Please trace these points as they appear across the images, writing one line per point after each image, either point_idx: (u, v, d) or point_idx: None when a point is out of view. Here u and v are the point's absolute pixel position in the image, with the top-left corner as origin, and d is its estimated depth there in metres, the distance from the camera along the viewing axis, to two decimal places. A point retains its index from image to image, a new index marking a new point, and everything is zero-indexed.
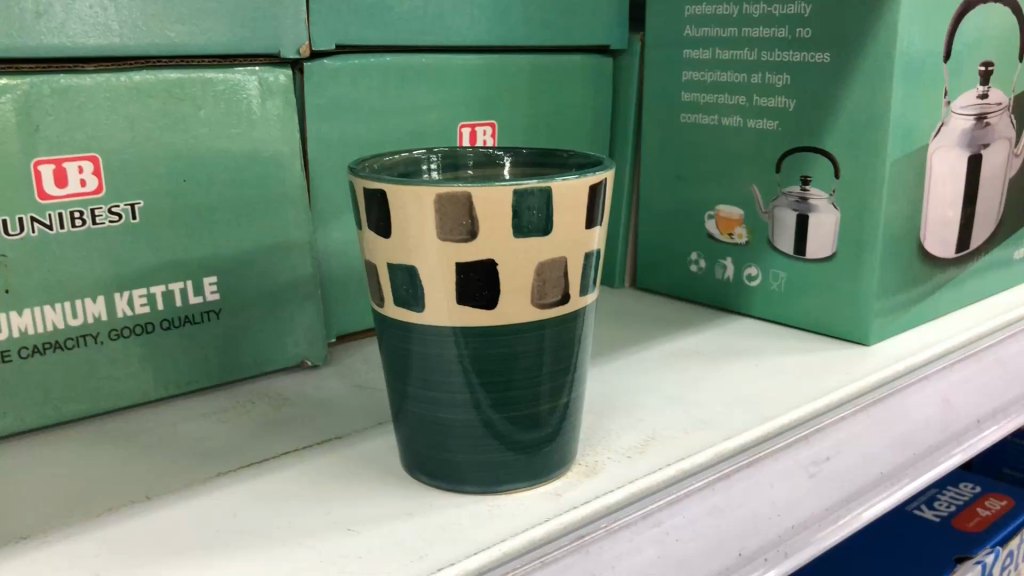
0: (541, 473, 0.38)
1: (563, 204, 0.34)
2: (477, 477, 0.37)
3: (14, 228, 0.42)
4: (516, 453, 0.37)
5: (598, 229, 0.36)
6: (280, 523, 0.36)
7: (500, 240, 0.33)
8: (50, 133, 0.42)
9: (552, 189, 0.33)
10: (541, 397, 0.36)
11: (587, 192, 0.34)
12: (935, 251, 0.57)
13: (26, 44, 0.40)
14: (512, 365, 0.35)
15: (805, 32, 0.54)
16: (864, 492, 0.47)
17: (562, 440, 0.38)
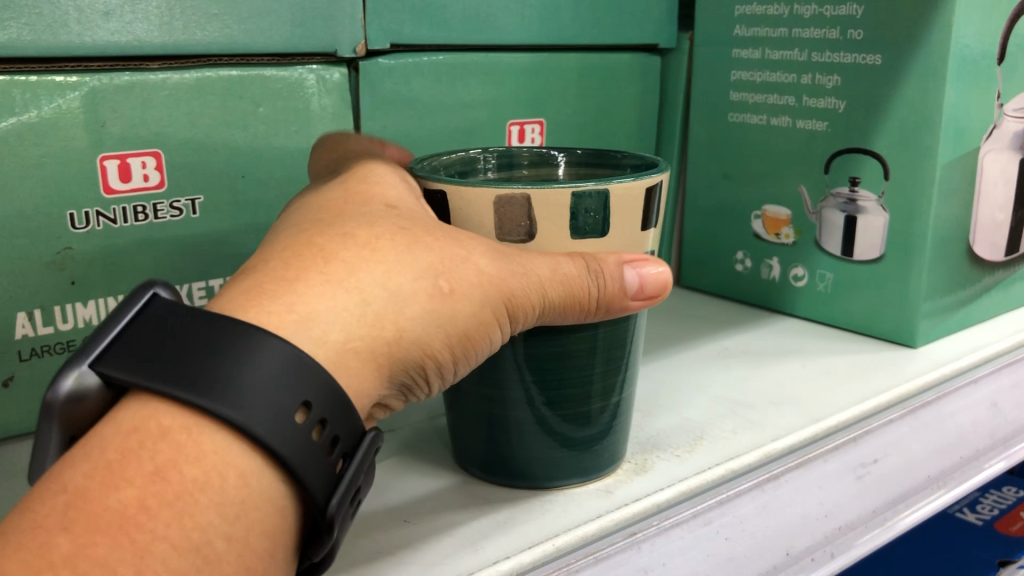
0: (591, 471, 0.39)
1: (621, 207, 0.34)
2: (526, 472, 0.38)
3: (80, 222, 0.43)
4: (564, 451, 0.37)
5: (652, 232, 0.36)
6: None
7: (557, 240, 0.34)
8: (115, 130, 0.43)
9: (610, 192, 0.34)
10: (591, 396, 0.37)
11: (644, 196, 0.35)
12: (983, 253, 0.57)
13: (94, 43, 0.41)
14: (566, 365, 0.36)
15: (857, 33, 0.54)
16: (912, 495, 0.47)
17: (612, 438, 0.39)
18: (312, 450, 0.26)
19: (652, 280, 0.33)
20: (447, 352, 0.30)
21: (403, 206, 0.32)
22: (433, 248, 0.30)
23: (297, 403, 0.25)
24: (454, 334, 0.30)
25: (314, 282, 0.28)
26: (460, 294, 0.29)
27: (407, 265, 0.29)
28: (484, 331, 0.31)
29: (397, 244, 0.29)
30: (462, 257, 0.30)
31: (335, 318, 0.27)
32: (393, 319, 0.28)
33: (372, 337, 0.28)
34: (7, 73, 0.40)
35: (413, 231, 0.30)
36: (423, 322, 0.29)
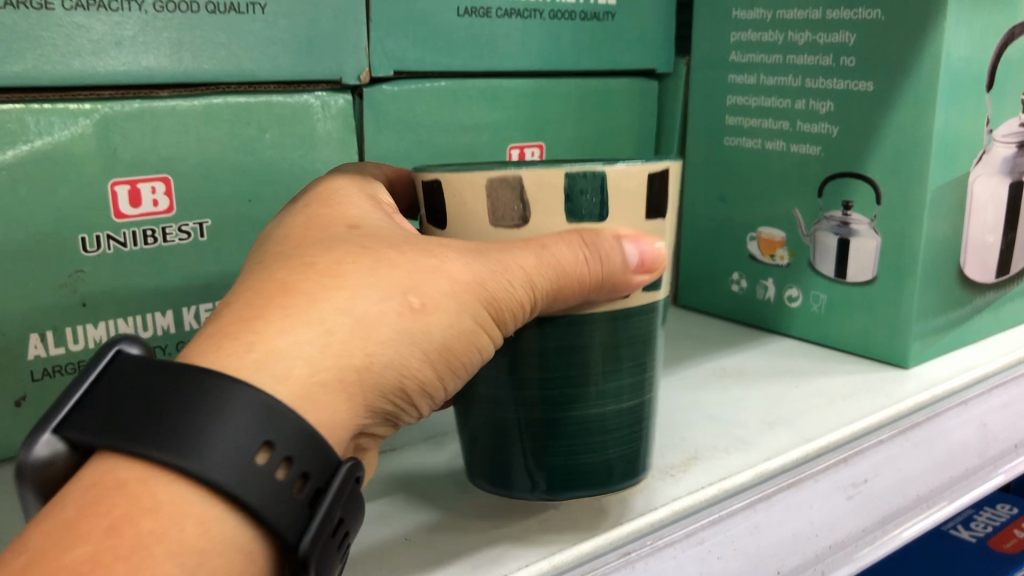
0: (605, 477, 0.38)
1: (619, 190, 0.33)
2: (536, 476, 0.38)
3: (91, 245, 0.45)
4: (574, 455, 0.37)
5: (662, 222, 0.35)
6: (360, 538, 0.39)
7: (555, 225, 0.33)
8: (126, 156, 0.44)
9: (606, 174, 0.32)
10: (599, 399, 0.36)
11: (646, 180, 0.33)
12: (973, 275, 0.58)
13: (106, 72, 0.43)
14: (573, 366, 0.35)
15: (849, 61, 0.56)
16: (901, 513, 0.48)
17: (626, 446, 0.38)
18: (275, 487, 0.26)
19: (646, 258, 0.33)
20: (427, 367, 0.31)
21: (368, 230, 0.33)
22: (399, 266, 0.31)
23: (252, 442, 0.26)
24: (433, 349, 0.31)
25: (276, 319, 0.29)
26: (432, 310, 0.30)
27: (371, 287, 0.30)
28: (464, 344, 0.32)
29: (358, 269, 0.30)
30: (432, 275, 0.31)
31: (298, 353, 0.28)
32: (361, 344, 0.29)
33: (341, 366, 0.29)
34: (21, 101, 0.41)
35: (376, 255, 0.31)
36: (392, 342, 0.30)
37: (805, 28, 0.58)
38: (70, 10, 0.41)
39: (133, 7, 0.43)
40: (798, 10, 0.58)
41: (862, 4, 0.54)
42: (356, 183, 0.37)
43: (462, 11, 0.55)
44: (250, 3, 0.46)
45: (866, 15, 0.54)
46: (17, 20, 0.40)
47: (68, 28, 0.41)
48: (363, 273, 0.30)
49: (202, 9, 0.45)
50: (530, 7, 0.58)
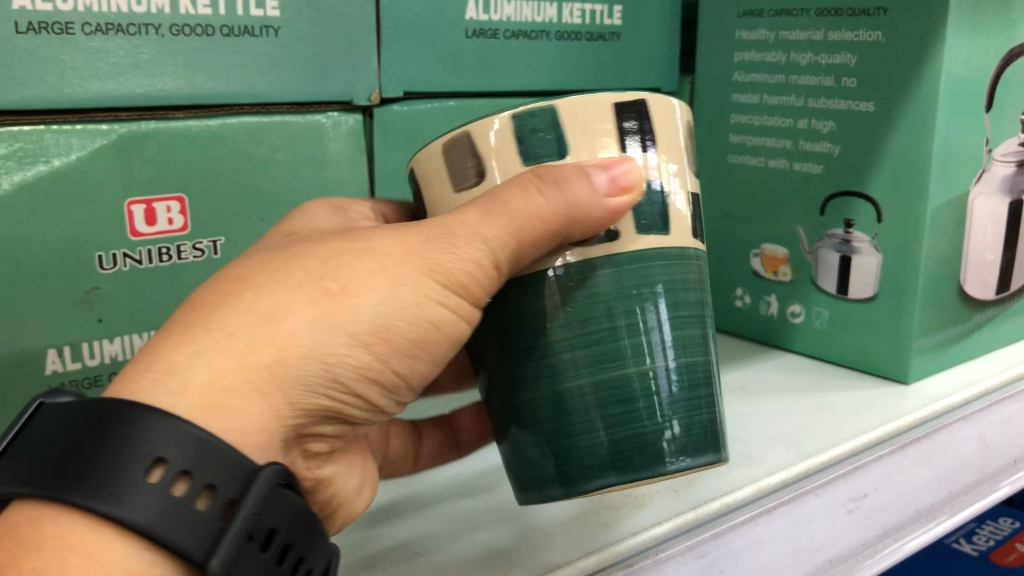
0: (656, 461, 0.33)
1: (577, 125, 0.32)
2: (572, 465, 0.34)
3: (108, 263, 0.45)
4: (610, 429, 0.33)
5: (651, 156, 0.33)
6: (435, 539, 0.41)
7: (513, 172, 0.33)
8: (142, 177, 0.46)
9: (555, 107, 0.32)
10: (619, 358, 0.33)
11: (610, 109, 0.33)
12: (973, 292, 0.59)
13: (123, 94, 0.44)
14: (586, 322, 0.32)
15: (850, 81, 0.57)
16: (900, 529, 0.48)
17: (667, 424, 0.33)
18: (175, 505, 0.26)
19: (615, 188, 0.32)
20: (365, 349, 0.31)
21: (289, 246, 0.33)
22: (321, 258, 0.31)
23: (141, 463, 0.26)
24: (367, 329, 0.30)
25: (181, 336, 0.29)
26: (352, 291, 0.30)
27: (281, 284, 0.30)
28: (406, 321, 0.31)
29: (265, 274, 0.31)
30: (353, 262, 0.31)
31: (200, 361, 0.28)
32: (274, 332, 0.29)
33: (250, 366, 0.29)
34: (41, 122, 0.42)
35: (290, 259, 0.32)
36: (314, 333, 0.30)
37: (808, 49, 0.59)
38: (90, 34, 0.42)
39: (150, 31, 0.44)
40: (800, 31, 0.59)
41: (864, 26, 0.55)
42: (326, 208, 0.40)
43: (470, 33, 0.56)
44: (264, 26, 0.47)
45: (867, 37, 0.55)
46: (38, 45, 0.41)
47: (87, 52, 0.42)
48: (283, 278, 0.31)
49: (217, 32, 0.46)
50: (537, 29, 0.59)
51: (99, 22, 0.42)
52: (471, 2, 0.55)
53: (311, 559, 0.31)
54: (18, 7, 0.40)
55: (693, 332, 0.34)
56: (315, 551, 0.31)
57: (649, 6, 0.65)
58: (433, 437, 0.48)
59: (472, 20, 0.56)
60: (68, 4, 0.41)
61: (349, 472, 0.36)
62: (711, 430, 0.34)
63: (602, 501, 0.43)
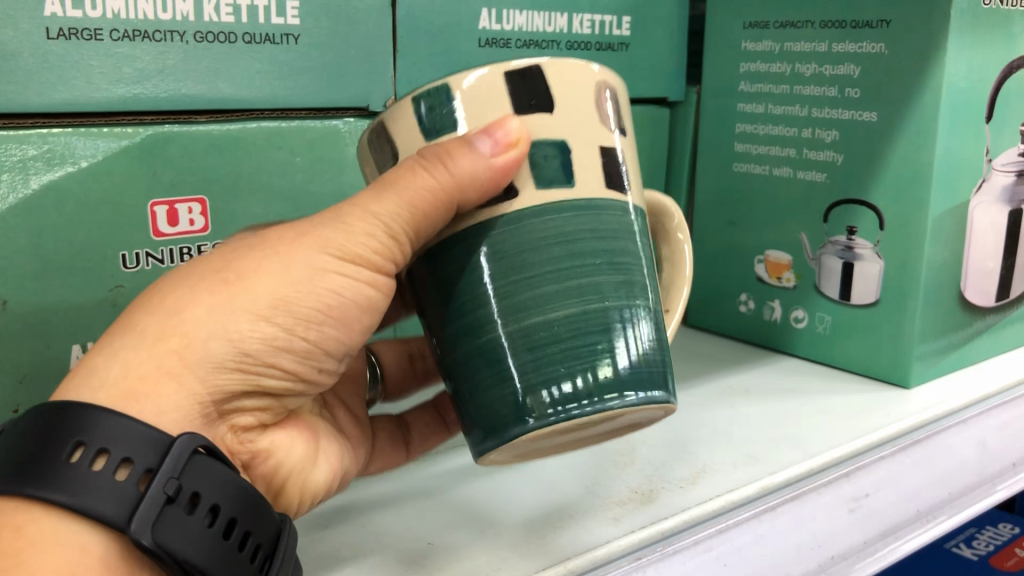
0: (585, 401, 0.33)
1: (472, 100, 0.33)
2: (502, 413, 0.34)
3: (131, 262, 0.47)
4: (544, 370, 0.33)
5: (551, 118, 0.33)
6: (452, 535, 0.42)
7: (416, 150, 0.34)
8: (165, 179, 0.47)
9: (449, 82, 0.33)
10: (524, 307, 0.33)
11: (503, 79, 0.33)
12: (974, 299, 0.60)
13: (149, 99, 0.45)
14: (515, 271, 0.33)
15: (854, 92, 0.58)
16: (904, 526, 0.49)
17: (604, 359, 0.33)
18: (96, 481, 0.28)
19: (499, 150, 0.32)
20: (270, 322, 0.32)
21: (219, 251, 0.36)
22: (224, 255, 0.33)
23: (63, 447, 0.29)
24: (263, 306, 0.32)
25: (108, 340, 0.32)
26: (247, 277, 0.32)
27: (187, 283, 0.33)
28: (306, 294, 0.33)
29: (182, 275, 0.33)
30: (250, 254, 0.33)
31: (120, 360, 0.31)
32: (178, 321, 0.32)
33: (158, 353, 0.31)
34: (69, 126, 0.44)
35: (203, 259, 0.34)
36: (209, 313, 0.32)
37: (812, 61, 0.60)
38: (117, 40, 0.43)
39: (176, 37, 0.45)
40: (805, 42, 0.61)
41: (867, 38, 0.57)
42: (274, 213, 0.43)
43: (484, 42, 0.57)
44: (285, 34, 0.49)
45: (870, 49, 0.57)
46: (68, 50, 0.42)
47: (115, 57, 0.44)
48: (191, 277, 0.33)
49: (240, 39, 0.47)
50: (548, 39, 0.61)
51: (127, 28, 0.44)
52: (485, 13, 0.57)
53: (260, 530, 0.32)
54: (50, 14, 0.41)
55: (633, 278, 0.35)
56: (263, 521, 0.33)
57: (657, 17, 0.66)
58: (421, 422, 0.49)
59: (485, 29, 0.57)
60: (97, 11, 0.43)
61: (292, 440, 0.37)
62: (644, 368, 0.34)
63: (611, 496, 0.45)
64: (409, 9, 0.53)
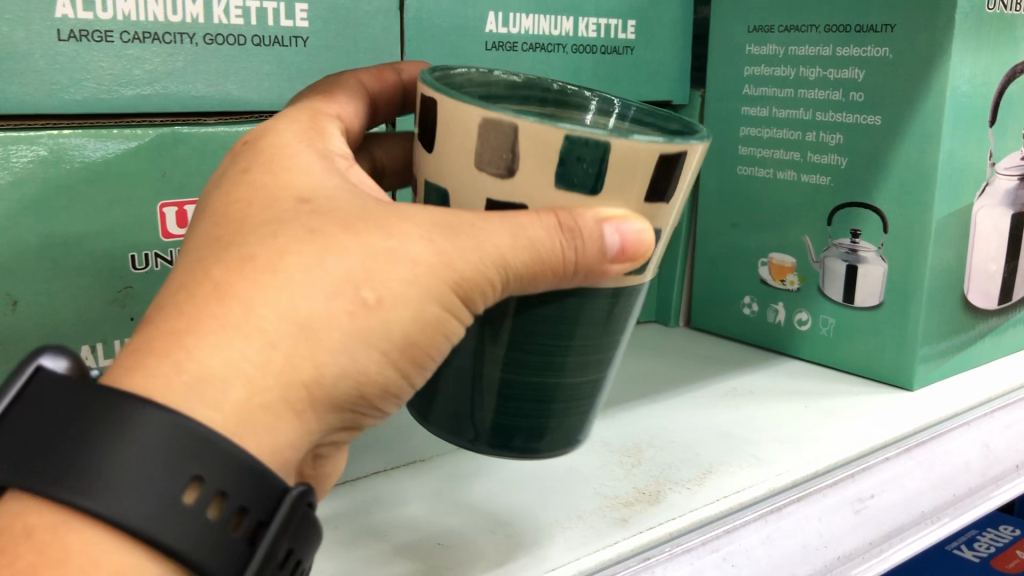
0: (540, 447, 0.33)
1: (624, 160, 0.27)
2: (463, 425, 0.33)
3: (140, 263, 0.47)
4: (524, 415, 0.32)
5: (661, 207, 0.29)
6: (459, 535, 0.42)
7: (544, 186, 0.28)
8: (174, 180, 0.47)
9: (613, 147, 0.26)
10: (553, 368, 0.31)
11: (654, 163, 0.27)
12: (977, 302, 0.61)
13: (158, 101, 0.45)
14: (559, 334, 0.30)
15: (858, 95, 0.58)
16: (908, 528, 0.48)
17: (574, 422, 0.34)
18: (189, 517, 0.25)
19: (633, 243, 0.28)
20: (387, 366, 0.28)
21: (320, 199, 0.29)
22: (354, 254, 0.27)
23: (180, 482, 0.25)
24: (393, 350, 0.28)
25: (215, 344, 0.26)
26: (387, 307, 0.27)
27: (318, 283, 0.27)
28: (428, 337, 0.29)
29: (305, 259, 0.27)
30: (390, 267, 0.27)
31: (237, 374, 0.26)
32: (307, 355, 0.26)
33: (286, 385, 0.27)
34: (79, 127, 0.44)
35: (325, 234, 0.27)
36: (343, 352, 0.27)
37: (816, 64, 0.61)
38: (128, 42, 0.44)
39: (185, 39, 0.45)
40: (809, 46, 0.61)
41: (872, 42, 0.57)
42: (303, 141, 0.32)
43: (490, 45, 0.58)
44: (293, 37, 0.49)
45: (875, 53, 0.57)
46: (79, 52, 0.42)
47: (126, 59, 0.44)
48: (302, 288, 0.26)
49: (249, 42, 0.48)
50: (553, 42, 0.61)
51: (137, 30, 0.44)
52: (491, 16, 0.57)
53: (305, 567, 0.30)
54: (61, 16, 0.41)
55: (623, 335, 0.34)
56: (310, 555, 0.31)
57: (662, 20, 0.67)
58: None
59: (491, 33, 0.57)
60: (108, 13, 0.43)
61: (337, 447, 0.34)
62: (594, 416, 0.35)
63: (618, 497, 0.45)
64: (416, 12, 0.53)
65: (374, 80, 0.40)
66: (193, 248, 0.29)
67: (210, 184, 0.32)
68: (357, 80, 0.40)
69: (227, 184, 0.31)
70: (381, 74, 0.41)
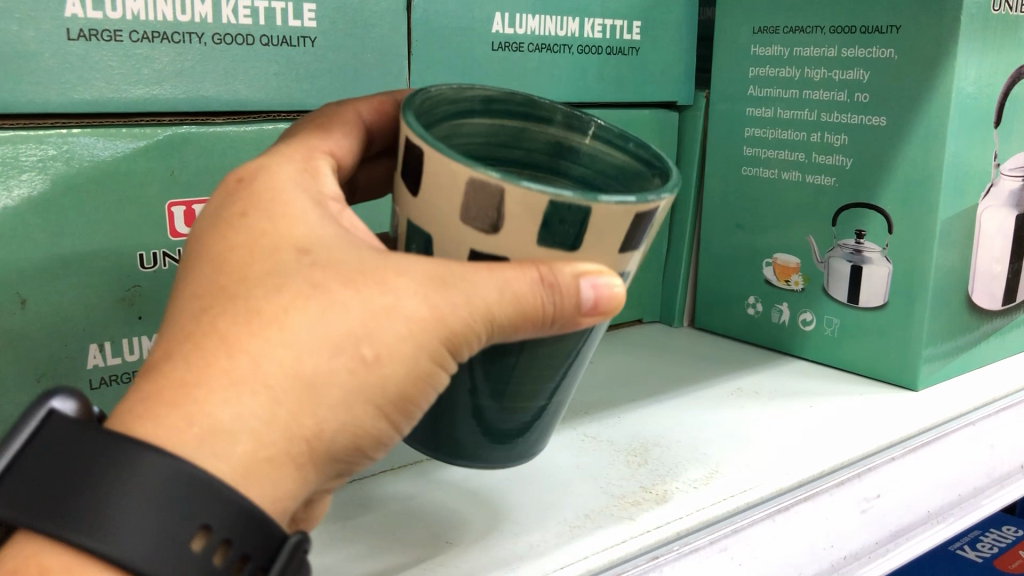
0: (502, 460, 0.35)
1: (600, 221, 0.27)
2: (429, 437, 0.34)
3: (148, 262, 0.47)
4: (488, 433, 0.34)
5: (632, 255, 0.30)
6: (477, 534, 0.42)
7: (527, 240, 0.28)
8: (183, 180, 0.47)
9: (592, 210, 0.27)
10: (519, 396, 0.33)
11: (629, 220, 0.28)
12: (981, 303, 0.61)
13: (167, 100, 0.46)
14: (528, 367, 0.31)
15: (863, 96, 0.58)
16: (912, 528, 0.49)
17: (535, 439, 0.35)
18: (194, 563, 0.26)
19: (609, 298, 0.28)
20: (383, 420, 0.28)
21: (321, 250, 0.28)
22: (353, 309, 0.27)
23: (188, 531, 0.26)
24: (386, 403, 0.28)
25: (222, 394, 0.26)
26: (383, 361, 0.27)
27: (318, 341, 0.26)
28: (422, 390, 0.29)
29: (308, 315, 0.27)
30: (388, 322, 0.27)
31: (246, 429, 0.26)
32: (309, 412, 0.27)
33: (286, 440, 0.27)
34: (88, 126, 0.44)
35: (328, 289, 0.27)
36: (338, 407, 0.27)
37: (821, 66, 0.61)
38: (137, 42, 0.44)
39: (194, 39, 0.45)
40: (814, 48, 0.61)
41: (876, 43, 0.57)
42: (300, 181, 0.31)
43: (497, 45, 0.58)
44: (301, 36, 0.49)
45: (880, 54, 0.57)
46: (89, 51, 0.42)
47: (135, 58, 0.44)
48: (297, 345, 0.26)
49: (257, 41, 0.48)
50: (559, 43, 0.61)
51: (146, 30, 0.44)
52: (498, 16, 0.57)
53: None
54: (71, 15, 0.42)
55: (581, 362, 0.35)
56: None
57: (667, 22, 0.67)
58: None
59: (498, 33, 0.58)
60: (118, 13, 0.43)
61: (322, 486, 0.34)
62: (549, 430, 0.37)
63: (625, 496, 0.45)
64: (424, 12, 0.54)
65: (374, 112, 0.40)
66: (195, 294, 0.29)
67: (201, 226, 0.31)
68: (354, 110, 0.39)
69: (222, 226, 0.30)
70: (382, 107, 0.40)
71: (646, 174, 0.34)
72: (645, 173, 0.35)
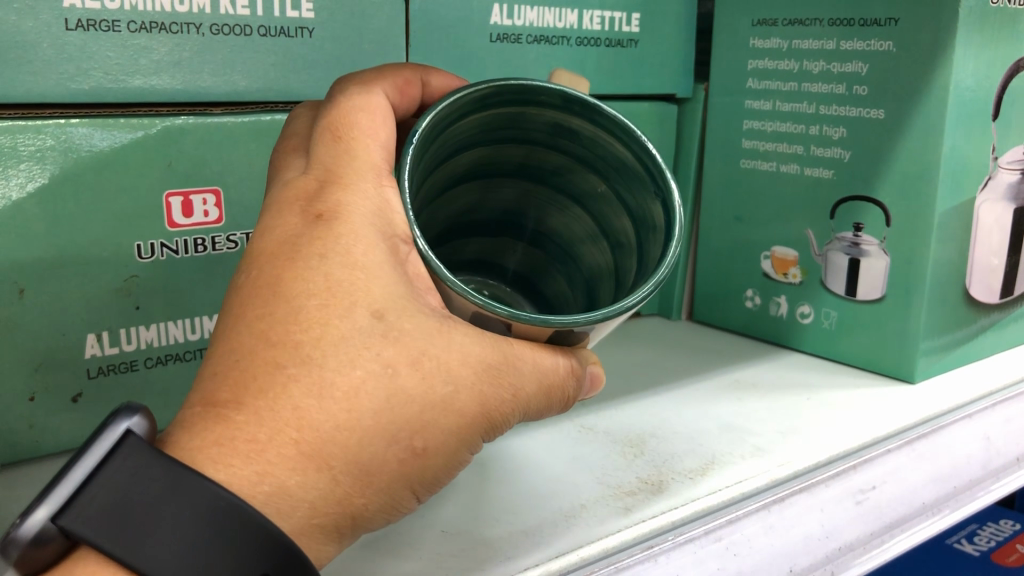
0: None
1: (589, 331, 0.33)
2: None
3: (146, 252, 0.47)
4: None
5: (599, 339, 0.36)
6: (497, 525, 0.42)
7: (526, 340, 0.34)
8: (181, 169, 0.47)
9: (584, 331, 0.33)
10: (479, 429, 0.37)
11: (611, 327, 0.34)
12: (979, 296, 0.61)
13: (164, 89, 0.46)
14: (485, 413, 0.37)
15: (861, 89, 0.58)
16: (909, 520, 0.49)
17: None
18: None
19: (592, 383, 0.37)
20: (412, 496, 0.34)
21: (395, 317, 0.32)
22: (417, 407, 0.32)
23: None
24: (420, 479, 0.33)
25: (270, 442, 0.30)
26: (430, 453, 0.33)
27: (383, 436, 0.31)
28: (447, 472, 0.34)
29: (377, 400, 0.31)
30: (440, 417, 0.32)
31: (292, 468, 0.30)
32: (359, 491, 0.32)
33: (339, 492, 0.31)
34: (86, 116, 0.44)
35: (398, 372, 0.31)
36: (389, 479, 0.32)
37: (820, 58, 0.61)
38: (135, 32, 0.44)
39: (192, 30, 0.46)
40: (813, 41, 0.61)
41: (875, 36, 0.57)
42: (369, 220, 0.33)
43: (494, 37, 0.58)
44: (299, 27, 0.49)
45: (878, 46, 0.57)
46: (87, 41, 0.42)
47: (133, 48, 0.44)
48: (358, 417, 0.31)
49: (255, 32, 0.48)
50: (558, 34, 0.61)
51: (144, 20, 0.44)
52: (496, 8, 0.57)
53: None
54: (69, 5, 0.42)
55: None
56: None
57: (667, 15, 0.67)
58: None
59: (496, 25, 0.58)
60: (115, 3, 0.43)
61: None
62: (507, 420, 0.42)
63: (621, 486, 0.45)
64: (421, 3, 0.54)
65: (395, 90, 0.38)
66: (254, 327, 0.31)
67: (272, 250, 0.33)
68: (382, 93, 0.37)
69: (296, 259, 0.32)
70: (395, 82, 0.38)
71: (646, 184, 0.36)
72: (645, 181, 0.36)
